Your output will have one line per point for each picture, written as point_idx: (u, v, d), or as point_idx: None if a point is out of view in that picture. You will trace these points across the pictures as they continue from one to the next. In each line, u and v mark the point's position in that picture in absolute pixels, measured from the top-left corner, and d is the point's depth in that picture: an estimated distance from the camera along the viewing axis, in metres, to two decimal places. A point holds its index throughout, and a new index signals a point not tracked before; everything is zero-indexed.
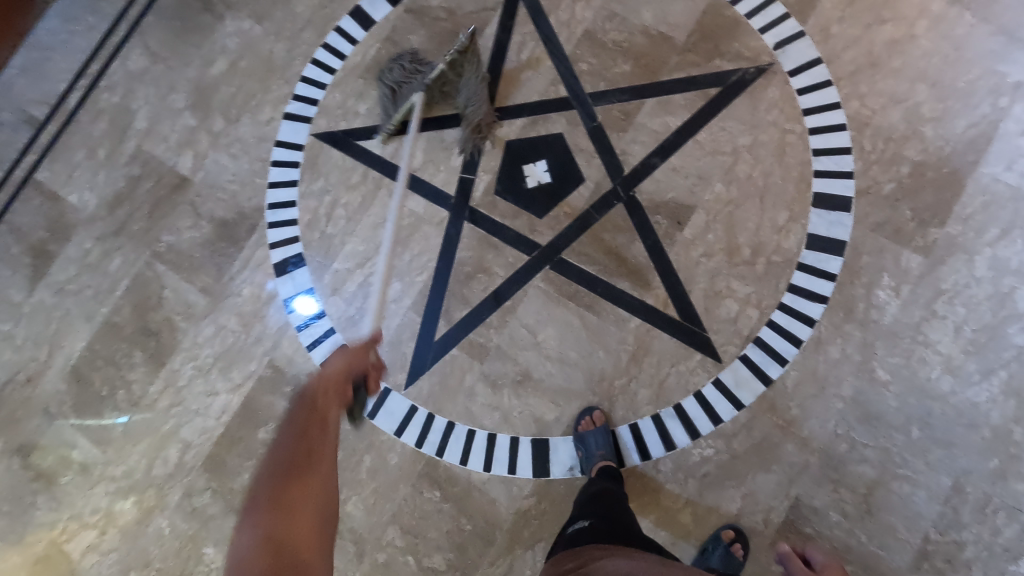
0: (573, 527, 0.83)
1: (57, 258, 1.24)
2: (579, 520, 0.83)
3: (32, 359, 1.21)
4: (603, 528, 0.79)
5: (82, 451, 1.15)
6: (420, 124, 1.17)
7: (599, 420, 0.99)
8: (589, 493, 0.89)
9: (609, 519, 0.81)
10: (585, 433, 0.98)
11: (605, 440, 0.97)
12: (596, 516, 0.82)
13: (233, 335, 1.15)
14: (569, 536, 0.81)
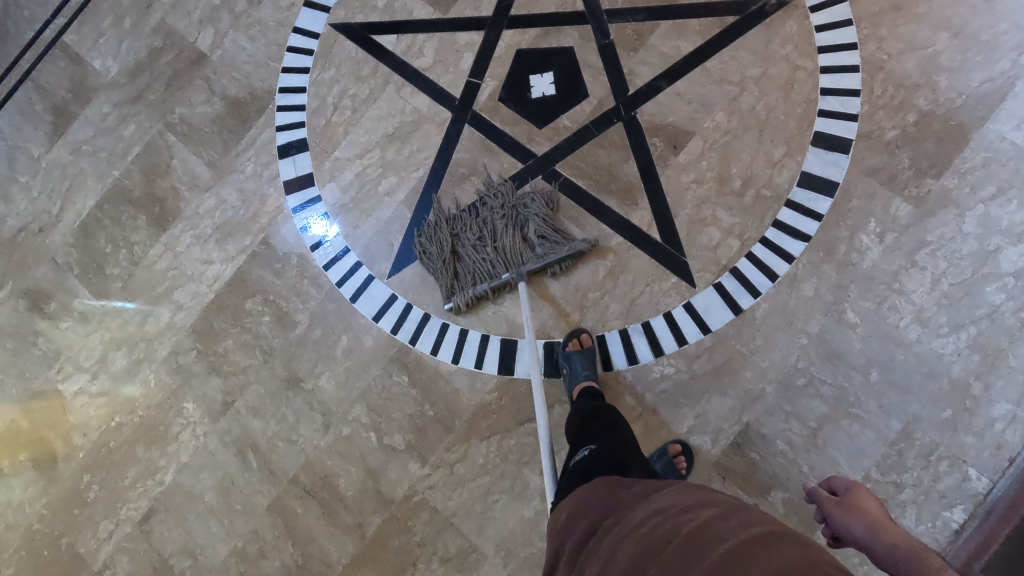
0: (577, 457, 0.80)
1: (76, 119, 1.29)
2: (582, 448, 0.81)
3: (45, 211, 1.27)
4: (604, 447, 0.78)
5: (82, 301, 1.22)
6: (435, 24, 1.17)
7: (586, 342, 1.00)
8: (578, 413, 0.88)
9: (607, 440, 0.80)
10: (571, 353, 0.99)
11: (589, 361, 0.98)
12: (595, 440, 0.80)
13: (232, 210, 1.19)
14: (573, 467, 0.78)
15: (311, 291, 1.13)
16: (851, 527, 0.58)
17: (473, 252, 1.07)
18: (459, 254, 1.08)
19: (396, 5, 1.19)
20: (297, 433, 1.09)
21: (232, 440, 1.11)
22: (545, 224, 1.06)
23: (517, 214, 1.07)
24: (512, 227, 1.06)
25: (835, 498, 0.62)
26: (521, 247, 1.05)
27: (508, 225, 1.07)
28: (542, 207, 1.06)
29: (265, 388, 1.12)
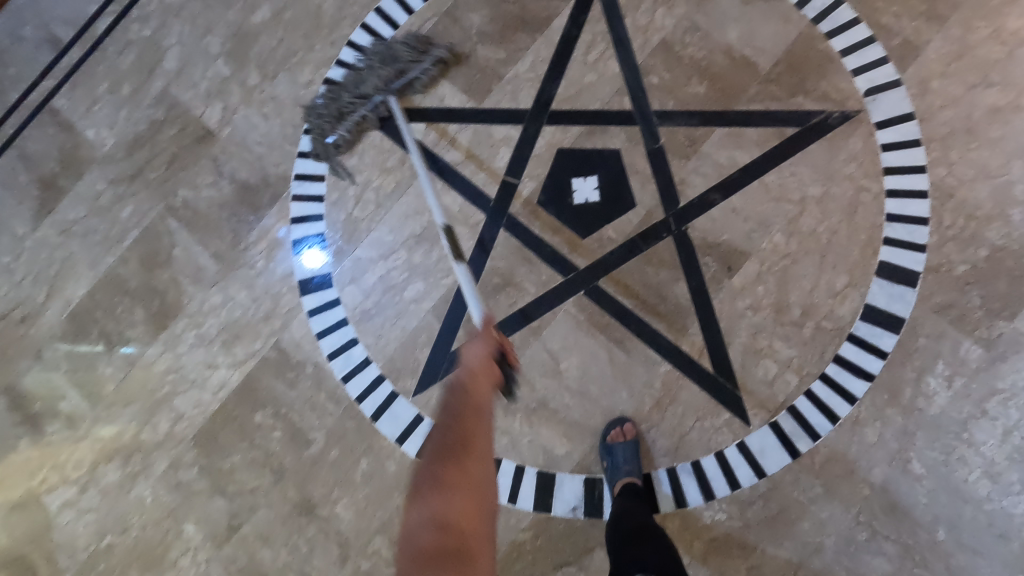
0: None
1: (66, 196, 1.17)
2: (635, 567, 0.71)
3: (30, 298, 1.15)
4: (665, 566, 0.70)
5: (70, 403, 1.11)
6: (469, 114, 1.09)
7: (630, 432, 0.94)
8: (625, 525, 0.81)
9: (666, 553, 0.73)
10: (613, 444, 0.93)
11: (635, 454, 0.92)
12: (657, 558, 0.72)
13: (241, 308, 1.09)
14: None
15: (328, 406, 1.04)
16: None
17: (364, 87, 1.05)
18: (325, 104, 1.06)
19: (426, 90, 1.10)
20: (310, 565, 1.00)
21: (239, 569, 1.02)
22: (410, 45, 1.07)
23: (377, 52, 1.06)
24: (387, 67, 1.05)
25: None
26: (405, 60, 1.06)
27: (372, 62, 1.05)
28: (405, 45, 1.06)
29: (276, 512, 1.02)
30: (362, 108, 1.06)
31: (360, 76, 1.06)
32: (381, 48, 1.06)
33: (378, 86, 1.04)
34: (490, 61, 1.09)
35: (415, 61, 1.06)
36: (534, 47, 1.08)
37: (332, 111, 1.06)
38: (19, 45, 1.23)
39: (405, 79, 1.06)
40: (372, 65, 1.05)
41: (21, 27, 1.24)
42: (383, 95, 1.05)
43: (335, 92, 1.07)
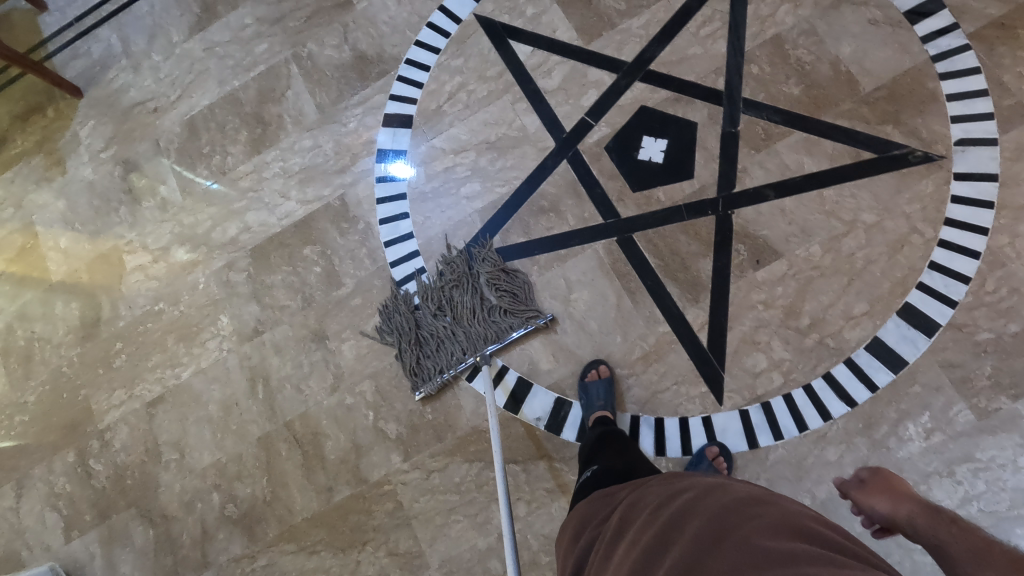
0: (584, 477, 0.83)
1: (219, 20, 1.35)
2: (587, 468, 0.85)
3: (165, 94, 1.35)
4: (609, 469, 0.81)
5: (168, 189, 1.30)
6: (573, 51, 1.16)
7: (605, 373, 1.01)
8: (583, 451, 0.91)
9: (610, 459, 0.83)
10: (589, 383, 1.01)
11: (608, 392, 0.99)
12: (601, 462, 0.83)
13: (323, 157, 1.23)
14: (580, 486, 0.81)
15: (365, 261, 1.17)
16: (876, 506, 0.78)
17: (446, 324, 1.09)
18: (414, 333, 1.10)
19: (543, 18, 1.19)
20: (305, 384, 1.14)
21: (249, 366, 1.18)
22: (507, 294, 1.08)
23: (469, 282, 1.10)
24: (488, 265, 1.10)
25: (862, 484, 0.82)
26: (486, 322, 1.08)
27: (466, 298, 1.10)
28: (490, 265, 1.10)
29: (294, 332, 1.17)
30: (455, 352, 1.08)
31: (454, 304, 1.10)
32: (495, 260, 1.10)
33: (474, 340, 1.07)
34: (609, 9, 1.16)
35: (506, 319, 1.08)
36: (653, 7, 1.14)
37: (415, 337, 1.10)
38: None
39: (501, 339, 1.08)
40: (490, 277, 1.09)
41: None
42: (473, 352, 1.07)
43: (420, 303, 1.11)
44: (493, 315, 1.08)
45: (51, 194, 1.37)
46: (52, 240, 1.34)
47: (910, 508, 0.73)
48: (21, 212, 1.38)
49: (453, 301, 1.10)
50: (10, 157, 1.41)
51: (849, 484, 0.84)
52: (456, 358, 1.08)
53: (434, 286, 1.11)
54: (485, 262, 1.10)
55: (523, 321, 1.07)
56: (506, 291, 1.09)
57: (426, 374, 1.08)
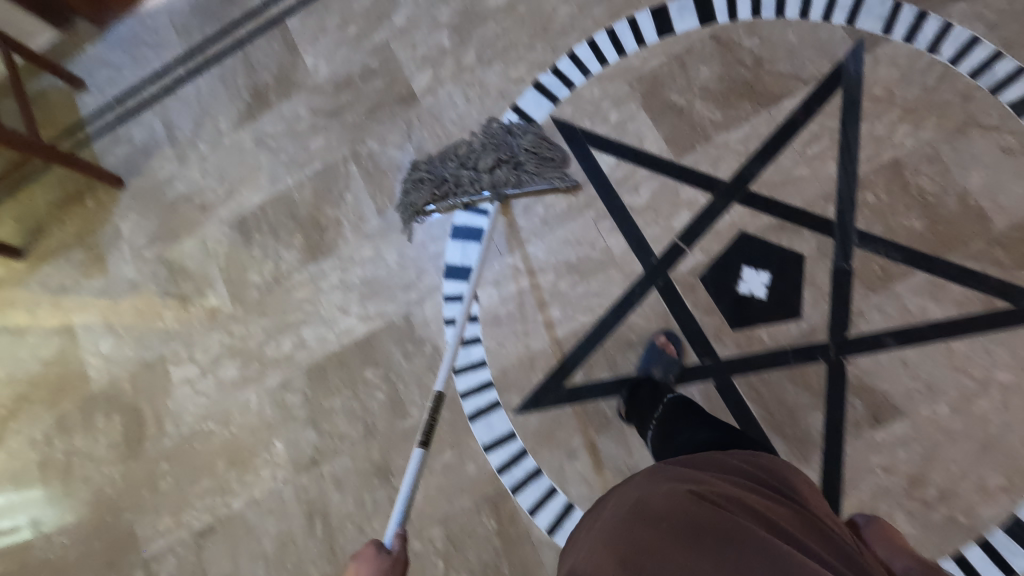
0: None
1: (270, 110, 1.26)
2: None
3: (213, 190, 1.26)
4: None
5: (217, 295, 1.22)
6: (663, 164, 1.06)
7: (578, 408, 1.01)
8: None
9: None
10: None
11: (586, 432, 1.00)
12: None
13: (386, 270, 1.14)
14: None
15: (434, 389, 1.08)
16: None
17: (472, 167, 1.09)
18: (432, 171, 1.12)
19: (629, 125, 1.09)
20: (369, 524, 1.06)
21: (307, 499, 1.10)
22: (540, 147, 1.09)
23: (505, 143, 1.09)
24: (529, 129, 1.11)
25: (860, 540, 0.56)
26: (509, 173, 1.08)
27: (489, 145, 1.10)
28: (530, 136, 1.10)
29: (356, 464, 1.09)
30: (474, 181, 1.08)
31: (481, 152, 1.09)
32: (527, 129, 1.11)
33: (493, 177, 1.07)
34: (704, 119, 1.06)
35: (531, 170, 1.08)
36: (754, 120, 1.04)
37: (438, 184, 1.10)
38: None
39: (521, 184, 1.08)
40: (529, 143, 1.09)
41: None
42: (491, 190, 1.07)
43: (440, 165, 1.12)
44: (520, 166, 1.09)
45: (91, 293, 1.29)
46: (93, 344, 1.26)
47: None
48: (59, 310, 1.30)
49: (483, 145, 1.10)
50: (49, 250, 1.33)
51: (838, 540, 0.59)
52: (473, 190, 1.08)
53: (471, 145, 1.11)
54: (522, 130, 1.11)
55: (550, 177, 1.08)
56: (535, 149, 1.09)
57: (442, 194, 1.09)
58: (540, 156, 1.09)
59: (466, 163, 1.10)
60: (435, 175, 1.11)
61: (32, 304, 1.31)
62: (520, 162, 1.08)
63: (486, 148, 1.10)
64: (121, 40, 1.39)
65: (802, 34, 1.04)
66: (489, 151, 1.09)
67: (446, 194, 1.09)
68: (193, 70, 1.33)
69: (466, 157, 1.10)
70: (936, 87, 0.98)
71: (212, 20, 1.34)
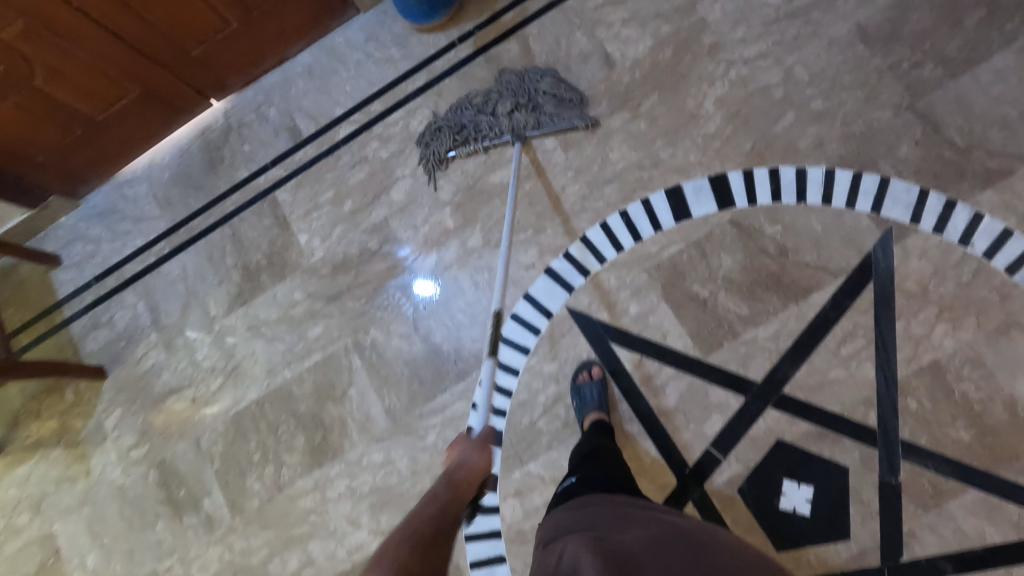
0: (565, 484, 0.86)
1: (263, 293, 1.18)
2: (569, 477, 0.86)
3: (204, 382, 1.17)
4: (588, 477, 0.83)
5: (213, 503, 1.13)
6: (689, 362, 1.00)
7: (597, 373, 1.01)
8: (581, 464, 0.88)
9: (590, 470, 0.85)
10: None
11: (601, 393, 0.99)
12: (583, 470, 0.85)
13: (398, 476, 1.07)
14: (560, 493, 0.84)
15: None
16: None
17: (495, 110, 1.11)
18: (451, 119, 1.14)
19: (650, 318, 1.03)
20: None
21: None
22: (556, 89, 1.10)
23: (522, 88, 1.11)
24: (547, 75, 1.11)
25: None
26: (526, 115, 1.10)
27: (507, 90, 1.11)
28: (548, 79, 1.10)
29: None
30: (497, 124, 1.11)
31: (499, 98, 1.12)
32: (541, 74, 1.12)
33: (506, 125, 1.10)
34: (730, 313, 1.01)
35: (549, 112, 1.09)
36: (783, 315, 0.99)
37: (458, 133, 1.13)
38: (261, 124, 1.25)
39: (540, 126, 1.10)
40: (545, 88, 1.10)
41: (267, 107, 1.26)
42: (511, 135, 1.10)
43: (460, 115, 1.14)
44: (541, 103, 1.10)
45: (73, 499, 1.18)
46: (77, 558, 1.16)
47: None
48: (39, 518, 1.19)
49: (501, 91, 1.12)
50: (24, 449, 1.22)
51: None
52: (495, 134, 1.12)
53: (493, 94, 1.12)
54: (540, 76, 1.11)
55: (563, 116, 1.09)
56: (552, 95, 1.10)
57: (462, 139, 1.12)
58: (553, 95, 1.10)
59: (482, 109, 1.12)
60: (451, 120, 1.14)
61: (9, 511, 1.20)
62: (530, 107, 1.10)
63: (501, 95, 1.12)
64: (96, 211, 1.30)
65: (827, 222, 1.00)
66: (502, 97, 1.11)
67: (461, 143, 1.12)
68: (177, 245, 1.24)
69: (484, 99, 1.13)
70: (972, 283, 0.94)
71: (197, 191, 1.26)
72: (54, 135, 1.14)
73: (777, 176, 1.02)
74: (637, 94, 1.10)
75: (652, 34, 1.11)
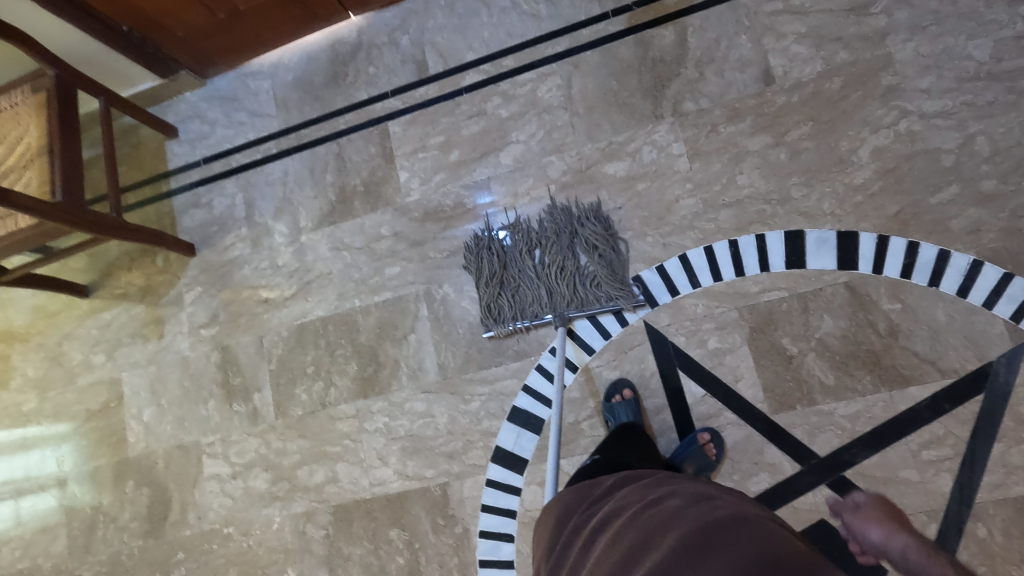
0: (586, 462, 0.91)
1: (353, 219, 1.20)
2: (590, 455, 0.92)
3: (279, 286, 1.22)
4: (607, 464, 0.87)
5: (261, 398, 1.19)
6: (755, 415, 0.95)
7: (629, 396, 0.99)
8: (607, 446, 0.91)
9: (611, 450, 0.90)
10: None
11: (636, 411, 0.97)
12: (604, 451, 0.90)
13: (434, 431, 1.08)
14: (581, 471, 0.90)
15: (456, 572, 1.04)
16: (869, 535, 0.63)
17: (532, 271, 1.06)
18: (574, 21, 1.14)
19: (727, 357, 0.98)
20: None
21: None
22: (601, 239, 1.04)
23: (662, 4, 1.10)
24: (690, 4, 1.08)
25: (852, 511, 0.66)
26: (599, 265, 1.03)
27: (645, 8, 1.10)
28: (675, 48, 1.08)
29: None
30: (538, 301, 1.04)
31: (644, 27, 1.10)
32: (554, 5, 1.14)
33: (645, 45, 1.09)
34: (814, 378, 0.94)
35: (598, 272, 1.03)
36: (870, 398, 0.92)
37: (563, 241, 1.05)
38: (391, 49, 1.23)
39: (583, 298, 1.03)
40: (679, 14, 1.09)
41: (402, 33, 1.23)
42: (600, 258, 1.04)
43: (503, 279, 1.07)
44: (584, 279, 1.03)
45: (143, 356, 1.28)
46: (136, 408, 1.26)
47: (906, 543, 0.60)
48: (111, 363, 1.29)
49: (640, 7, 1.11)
50: (112, 296, 1.32)
51: (839, 504, 0.67)
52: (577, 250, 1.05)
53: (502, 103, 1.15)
54: (674, 20, 1.09)
55: (586, 254, 1.04)
56: (692, 21, 1.08)
57: (583, 45, 1.12)
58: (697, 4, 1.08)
59: (615, 21, 1.12)
60: (578, 26, 1.13)
61: (88, 348, 1.31)
62: (674, 10, 1.09)
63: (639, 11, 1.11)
64: (218, 94, 1.33)
65: (954, 316, 0.91)
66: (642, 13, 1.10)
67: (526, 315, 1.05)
68: (285, 150, 1.26)
69: (622, 7, 1.11)
70: None
71: (315, 101, 1.26)
72: (200, 15, 1.17)
73: (913, 251, 0.93)
74: (787, 120, 1.01)
75: (824, 59, 1.01)
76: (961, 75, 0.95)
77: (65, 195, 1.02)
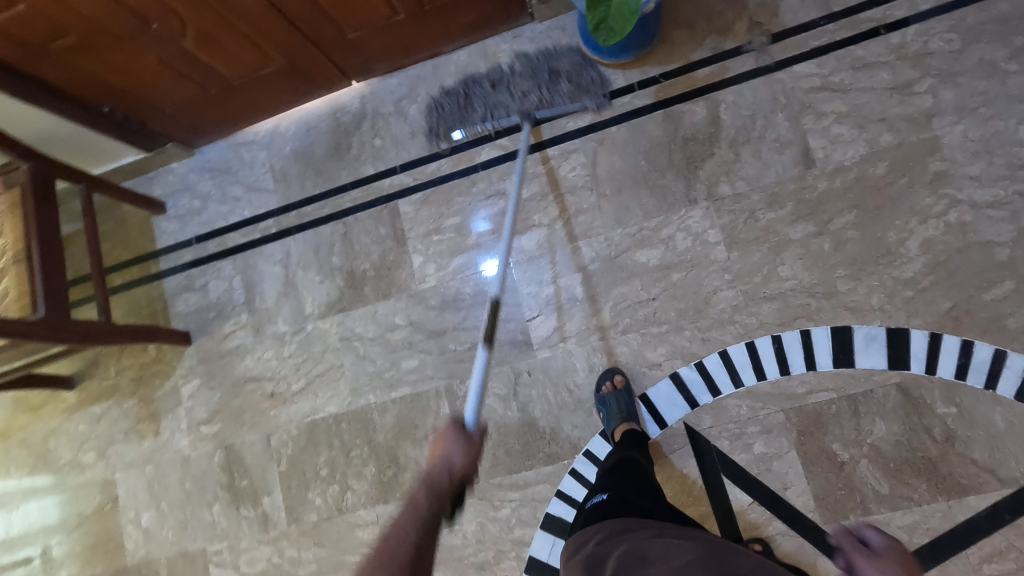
0: (594, 499, 0.84)
1: (364, 306, 1.12)
2: (597, 494, 0.84)
3: (286, 380, 1.13)
4: (619, 499, 0.80)
5: (271, 503, 1.11)
6: (807, 526, 0.91)
7: (620, 382, 0.98)
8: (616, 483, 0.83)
9: (620, 487, 0.82)
10: None
11: (628, 399, 0.96)
12: (613, 486, 0.83)
13: (462, 540, 1.02)
14: (589, 510, 0.82)
15: None
16: None
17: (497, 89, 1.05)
18: None
19: (774, 464, 0.93)
20: None
21: None
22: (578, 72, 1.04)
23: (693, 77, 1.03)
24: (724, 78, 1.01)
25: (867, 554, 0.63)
26: (571, 88, 1.03)
27: (674, 82, 1.03)
28: (707, 126, 1.01)
29: None
30: (505, 104, 1.04)
31: (673, 102, 1.03)
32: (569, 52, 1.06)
33: (676, 122, 1.02)
34: (867, 486, 0.90)
35: (564, 94, 1.03)
36: (927, 509, 0.88)
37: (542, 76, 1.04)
38: (398, 120, 1.15)
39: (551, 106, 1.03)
40: (712, 89, 1.02)
41: (410, 102, 1.14)
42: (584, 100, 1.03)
43: (468, 86, 1.09)
44: (555, 90, 1.03)
45: (138, 455, 1.18)
46: (133, 512, 1.17)
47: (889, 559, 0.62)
48: (103, 462, 1.20)
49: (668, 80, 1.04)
50: (101, 389, 1.22)
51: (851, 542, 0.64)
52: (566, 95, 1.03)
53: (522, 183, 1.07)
54: (707, 95, 1.02)
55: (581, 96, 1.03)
56: (726, 96, 1.01)
57: (608, 121, 1.05)
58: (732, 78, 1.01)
59: (642, 94, 1.04)
60: (603, 99, 1.06)
61: (77, 445, 1.21)
62: (707, 86, 1.02)
63: (668, 84, 1.04)
64: (209, 165, 1.22)
65: (1012, 421, 0.87)
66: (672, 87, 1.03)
67: (496, 115, 1.04)
68: (285, 228, 1.17)
69: (649, 79, 1.04)
70: None
71: (317, 175, 1.17)
72: (189, 90, 1.06)
73: (968, 351, 0.89)
74: (831, 207, 0.95)
75: (867, 142, 0.95)
76: (1012, 163, 0.91)
77: (48, 309, 0.92)
